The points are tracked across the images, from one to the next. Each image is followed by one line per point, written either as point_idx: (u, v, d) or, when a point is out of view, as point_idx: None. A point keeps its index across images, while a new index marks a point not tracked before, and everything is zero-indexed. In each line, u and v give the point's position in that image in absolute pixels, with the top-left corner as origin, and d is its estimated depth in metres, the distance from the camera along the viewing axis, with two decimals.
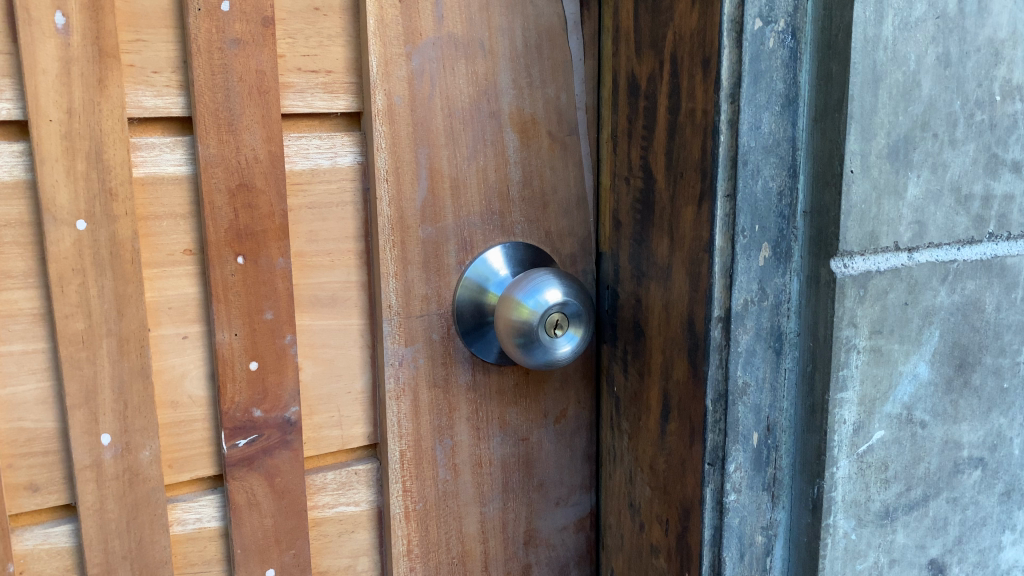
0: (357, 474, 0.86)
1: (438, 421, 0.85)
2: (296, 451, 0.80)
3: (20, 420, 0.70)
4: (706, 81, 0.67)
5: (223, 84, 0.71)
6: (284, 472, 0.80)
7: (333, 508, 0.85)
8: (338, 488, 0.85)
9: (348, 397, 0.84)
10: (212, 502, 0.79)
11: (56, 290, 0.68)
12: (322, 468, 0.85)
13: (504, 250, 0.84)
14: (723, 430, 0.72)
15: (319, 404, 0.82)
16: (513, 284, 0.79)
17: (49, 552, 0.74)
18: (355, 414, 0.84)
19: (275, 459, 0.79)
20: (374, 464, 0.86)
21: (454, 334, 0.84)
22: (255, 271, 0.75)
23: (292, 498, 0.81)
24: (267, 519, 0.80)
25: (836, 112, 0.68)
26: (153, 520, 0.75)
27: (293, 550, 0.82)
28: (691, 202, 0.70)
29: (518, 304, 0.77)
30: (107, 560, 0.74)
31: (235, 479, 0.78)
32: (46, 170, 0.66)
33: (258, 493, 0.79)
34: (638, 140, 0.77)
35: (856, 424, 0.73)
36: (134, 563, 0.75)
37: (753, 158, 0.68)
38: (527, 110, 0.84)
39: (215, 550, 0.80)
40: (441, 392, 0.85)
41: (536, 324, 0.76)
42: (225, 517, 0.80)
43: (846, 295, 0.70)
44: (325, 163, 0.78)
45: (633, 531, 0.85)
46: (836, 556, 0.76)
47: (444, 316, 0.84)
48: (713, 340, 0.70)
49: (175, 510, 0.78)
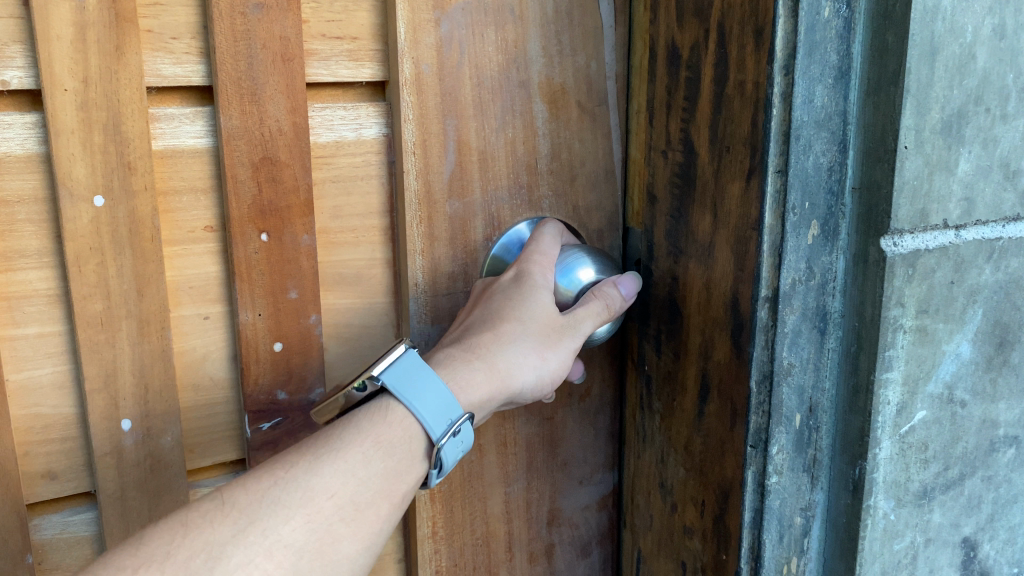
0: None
1: None
2: None
3: (36, 406, 0.70)
4: (758, 51, 0.64)
5: (246, 51, 0.68)
6: None
7: None
8: None
9: None
10: None
11: (73, 269, 0.67)
12: None
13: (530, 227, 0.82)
14: (767, 412, 0.70)
15: None
16: None
17: (68, 541, 0.74)
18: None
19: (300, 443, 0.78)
20: None
21: None
22: (279, 248, 0.73)
23: None
24: None
25: (891, 87, 0.65)
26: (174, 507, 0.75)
27: None
28: (739, 176, 0.67)
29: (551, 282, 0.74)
30: None
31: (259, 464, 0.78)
32: (62, 143, 0.65)
33: None
34: (678, 113, 0.74)
35: (899, 405, 0.72)
36: None
37: (805, 132, 0.65)
38: (557, 80, 0.81)
39: None
40: None
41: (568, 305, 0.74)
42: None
43: (895, 275, 0.68)
44: (350, 135, 0.76)
45: (664, 512, 0.84)
46: (875, 537, 0.75)
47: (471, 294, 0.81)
48: (760, 321, 0.68)
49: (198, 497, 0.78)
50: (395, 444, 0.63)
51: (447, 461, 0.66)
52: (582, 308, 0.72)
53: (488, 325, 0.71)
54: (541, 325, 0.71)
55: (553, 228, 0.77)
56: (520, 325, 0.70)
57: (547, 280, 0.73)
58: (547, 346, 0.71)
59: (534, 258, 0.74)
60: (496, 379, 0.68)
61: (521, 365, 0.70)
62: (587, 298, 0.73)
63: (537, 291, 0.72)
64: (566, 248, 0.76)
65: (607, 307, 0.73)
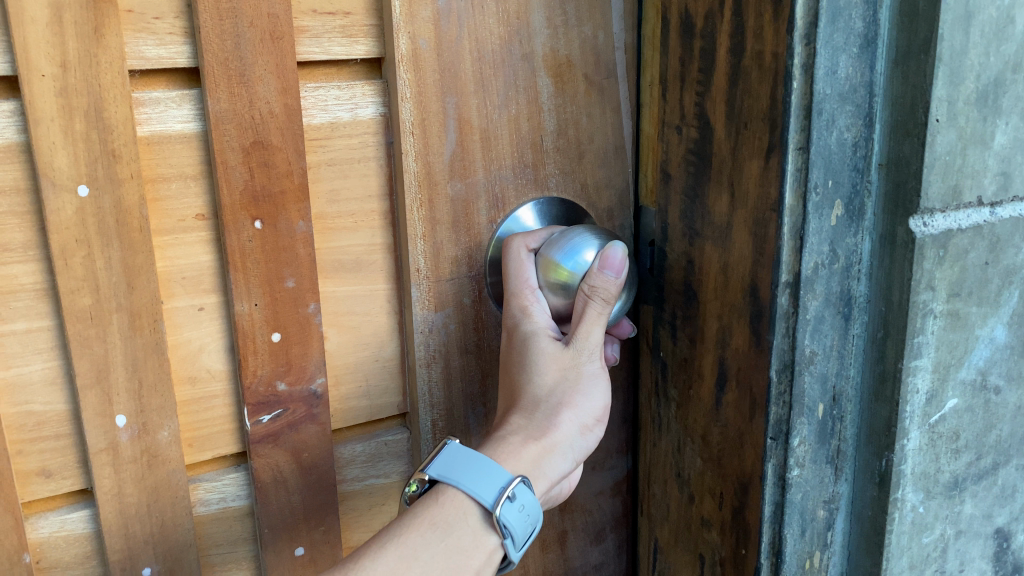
0: (388, 445, 0.83)
1: (470, 388, 0.82)
2: (323, 425, 0.77)
3: (28, 403, 0.68)
4: (777, 20, 0.59)
5: (233, 30, 0.64)
6: (310, 448, 0.77)
7: (362, 481, 0.83)
8: (367, 461, 0.83)
9: (375, 365, 0.80)
10: (235, 480, 0.78)
11: (60, 263, 0.64)
12: (350, 441, 0.82)
13: (537, 208, 0.79)
14: (788, 403, 0.67)
15: (345, 373, 0.79)
16: (548, 244, 0.71)
17: (67, 538, 0.73)
18: (383, 383, 0.81)
19: (301, 434, 0.76)
20: (405, 435, 0.84)
21: (486, 297, 0.80)
22: (273, 236, 0.70)
23: (320, 474, 0.79)
24: (294, 497, 0.78)
25: (922, 54, 0.61)
26: (174, 503, 0.73)
27: (322, 527, 0.80)
28: (757, 154, 0.63)
29: (555, 266, 0.70)
30: (128, 545, 0.72)
31: (260, 457, 0.75)
32: (43, 132, 0.61)
33: (284, 470, 0.77)
34: (692, 86, 0.69)
35: (928, 393, 0.68)
36: (156, 546, 0.74)
37: (828, 106, 0.61)
38: (563, 52, 0.76)
39: (240, 529, 0.79)
40: (473, 357, 0.81)
41: (575, 287, 0.70)
42: (249, 496, 0.78)
43: (925, 257, 0.64)
44: (345, 115, 0.72)
45: (681, 503, 0.80)
46: (902, 530, 0.71)
47: (475, 277, 0.78)
48: (780, 308, 0.64)
49: (198, 491, 0.76)
50: (454, 523, 0.64)
51: (518, 531, 0.65)
52: (582, 325, 0.69)
53: (516, 393, 0.71)
54: (556, 372, 0.70)
55: (516, 247, 0.72)
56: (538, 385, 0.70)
57: (539, 321, 0.71)
58: (574, 386, 0.70)
59: (515, 311, 0.71)
60: (537, 439, 0.68)
61: (559, 414, 0.70)
62: (583, 304, 0.69)
63: (534, 341, 0.70)
64: (538, 254, 0.72)
65: (605, 299, 0.68)
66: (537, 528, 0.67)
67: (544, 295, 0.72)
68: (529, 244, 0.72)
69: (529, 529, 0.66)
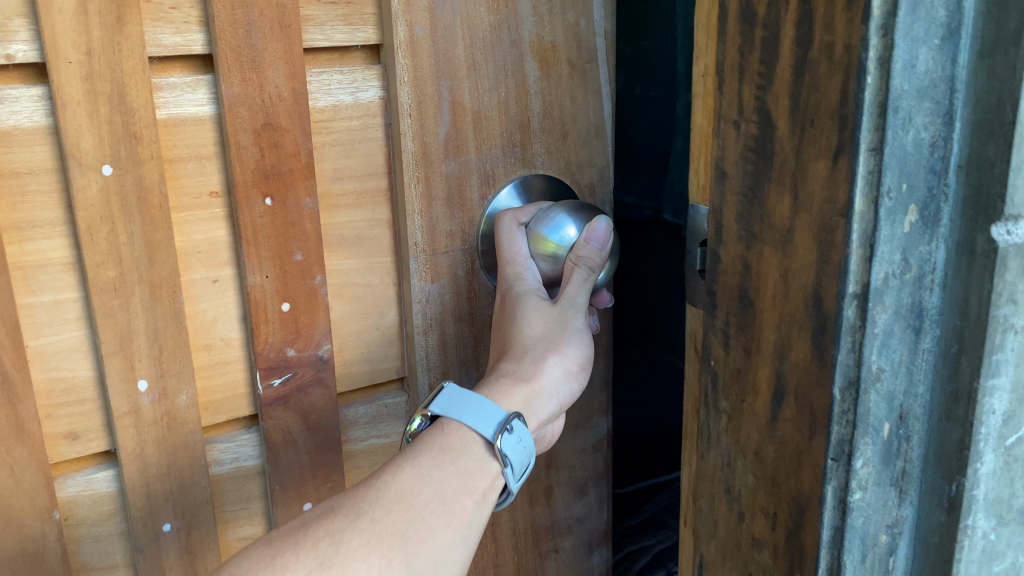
0: (388, 407, 0.91)
1: (463, 354, 0.90)
2: (329, 388, 0.85)
3: (56, 369, 0.74)
4: (851, 9, 0.54)
5: (245, 19, 0.71)
6: (318, 410, 0.85)
7: (364, 441, 0.91)
8: (369, 421, 0.90)
9: (376, 333, 0.88)
10: (249, 441, 0.85)
11: (85, 239, 0.70)
12: (354, 404, 0.90)
13: (523, 185, 0.87)
14: (851, 422, 0.62)
15: (348, 340, 0.86)
16: (535, 220, 0.82)
17: (92, 496, 0.79)
18: (384, 350, 0.89)
19: (309, 397, 0.84)
20: (403, 397, 0.92)
21: (477, 268, 0.87)
22: (282, 211, 0.77)
23: (325, 434, 0.86)
24: (303, 456, 0.86)
25: (1011, 47, 0.55)
26: (191, 462, 0.80)
27: (328, 484, 0.88)
28: (824, 154, 0.58)
29: (543, 239, 0.80)
30: (150, 502, 0.79)
31: (271, 418, 0.83)
32: (70, 114, 0.67)
33: (293, 430, 0.84)
34: (751, 78, 0.64)
35: (1005, 414, 0.63)
36: (175, 504, 0.81)
37: (905, 103, 0.56)
38: (547, 39, 0.85)
39: (253, 486, 0.86)
40: (466, 325, 0.89)
41: (563, 257, 0.80)
42: (260, 456, 0.85)
43: (1008, 268, 0.59)
44: (348, 98, 0.79)
45: (729, 520, 0.75)
46: (972, 559, 0.67)
47: (468, 250, 0.86)
48: (846, 321, 0.59)
49: (214, 452, 0.83)
50: (460, 449, 0.69)
51: (517, 462, 0.70)
52: (568, 287, 0.79)
53: (507, 345, 0.79)
54: (543, 325, 0.79)
55: (507, 222, 0.82)
56: (527, 335, 0.78)
57: (529, 283, 0.80)
58: (559, 337, 0.79)
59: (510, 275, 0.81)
60: (525, 381, 0.76)
61: (545, 360, 0.78)
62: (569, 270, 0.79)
63: (525, 299, 0.79)
64: (528, 228, 0.82)
65: (589, 267, 0.79)
66: (530, 464, 0.72)
67: (534, 263, 0.82)
68: (519, 219, 0.82)
69: (525, 462, 0.71)
